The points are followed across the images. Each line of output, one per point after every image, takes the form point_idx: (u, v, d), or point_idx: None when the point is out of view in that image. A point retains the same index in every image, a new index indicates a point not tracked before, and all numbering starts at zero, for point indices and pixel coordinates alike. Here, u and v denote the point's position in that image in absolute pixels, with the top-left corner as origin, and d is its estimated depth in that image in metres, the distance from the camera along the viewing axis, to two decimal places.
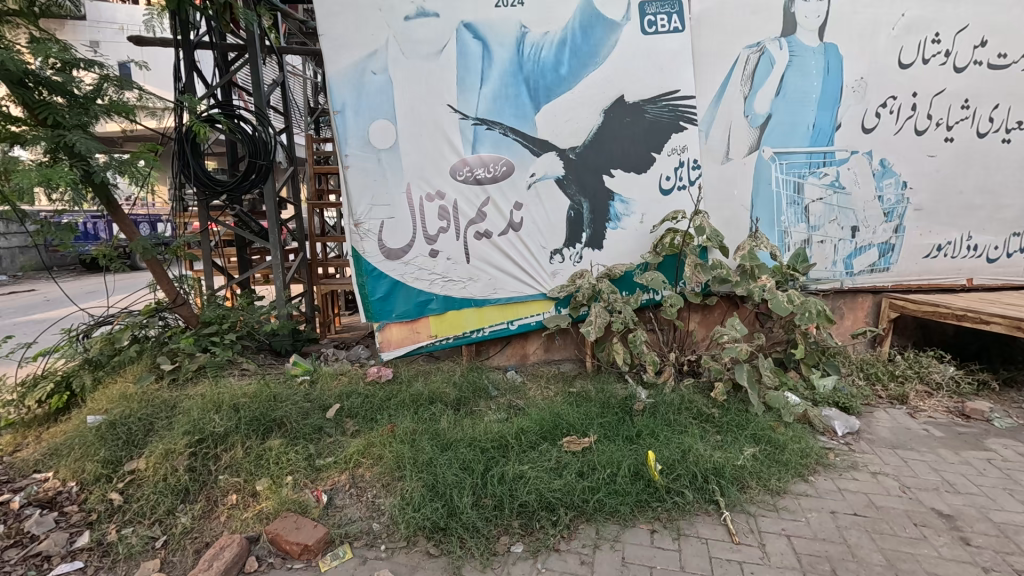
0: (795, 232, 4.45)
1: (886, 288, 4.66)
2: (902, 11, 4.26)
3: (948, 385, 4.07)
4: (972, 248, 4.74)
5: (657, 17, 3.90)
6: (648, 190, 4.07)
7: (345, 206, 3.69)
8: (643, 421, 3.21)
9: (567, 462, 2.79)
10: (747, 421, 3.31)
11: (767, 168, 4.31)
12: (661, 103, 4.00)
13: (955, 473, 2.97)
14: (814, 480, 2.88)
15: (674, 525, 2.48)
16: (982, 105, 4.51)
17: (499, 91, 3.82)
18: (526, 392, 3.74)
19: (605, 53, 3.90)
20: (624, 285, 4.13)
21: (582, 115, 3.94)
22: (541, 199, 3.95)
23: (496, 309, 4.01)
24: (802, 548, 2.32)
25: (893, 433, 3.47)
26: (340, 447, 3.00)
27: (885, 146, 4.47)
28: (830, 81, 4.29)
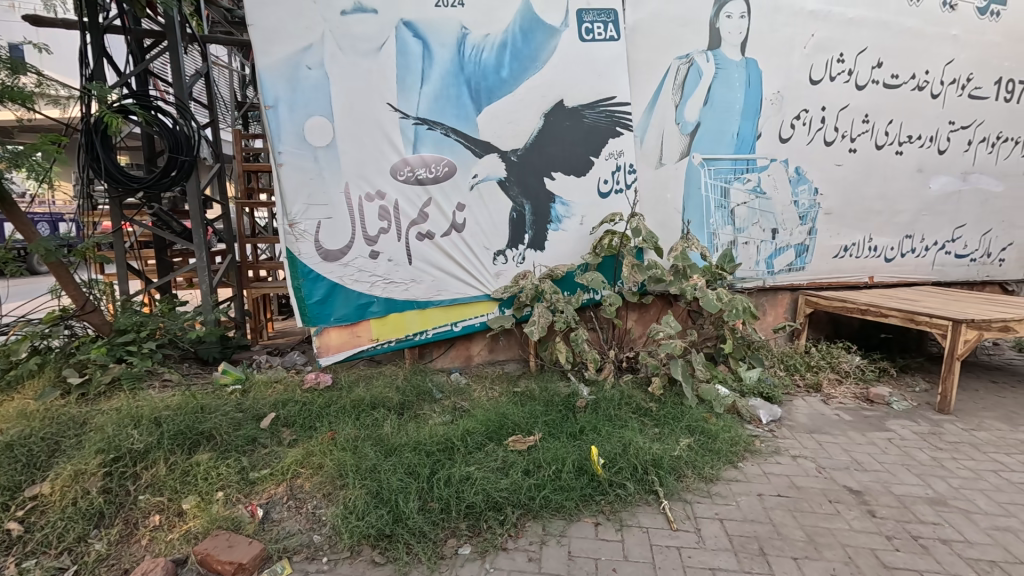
0: (722, 234, 4.73)
1: (801, 285, 5.06)
2: (812, 32, 4.66)
3: (855, 373, 4.48)
4: (873, 249, 5.26)
5: (594, 25, 4.03)
6: (588, 193, 4.18)
7: (279, 206, 3.51)
8: (586, 418, 3.30)
9: (513, 461, 2.82)
10: (682, 413, 3.48)
11: (697, 174, 4.56)
12: (598, 109, 4.13)
13: (862, 453, 3.27)
14: (742, 466, 3.08)
15: (617, 516, 2.56)
16: (880, 120, 5.02)
17: (440, 91, 3.79)
18: (471, 394, 3.73)
19: (545, 58, 3.97)
20: (565, 285, 4.22)
21: (523, 118, 3.99)
22: (483, 200, 3.96)
23: (440, 311, 3.97)
24: (733, 530, 2.48)
25: (810, 419, 3.77)
26: (276, 457, 2.85)
27: (799, 155, 4.86)
28: (751, 93, 4.61)
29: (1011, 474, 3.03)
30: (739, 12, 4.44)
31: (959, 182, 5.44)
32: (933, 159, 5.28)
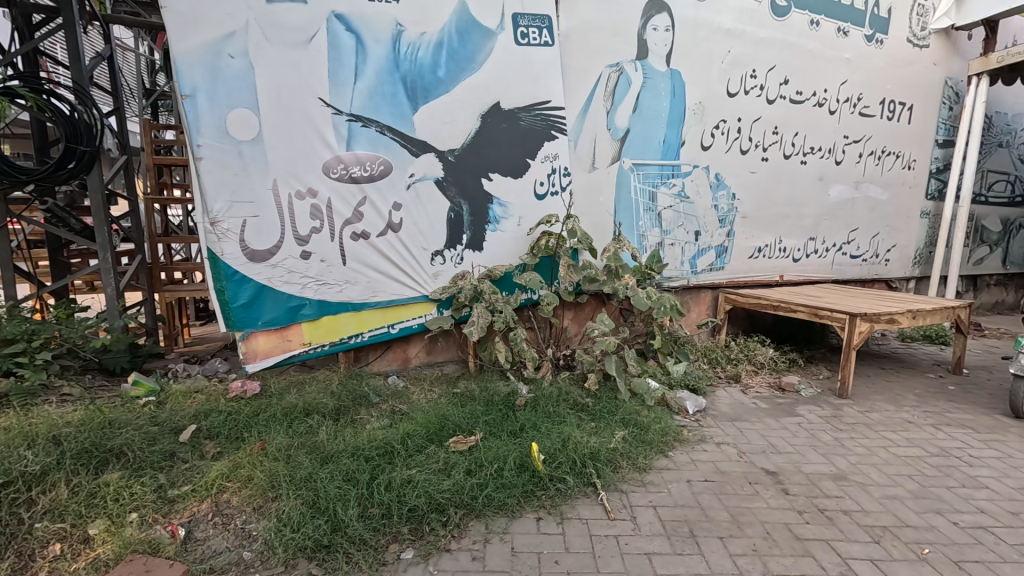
0: (651, 235, 4.98)
1: (721, 284, 5.42)
2: (729, 48, 5.02)
3: (769, 364, 4.87)
4: (782, 251, 5.74)
5: (529, 30, 4.11)
6: (524, 194, 4.25)
7: (198, 202, 3.25)
8: (525, 415, 3.35)
9: (454, 462, 2.81)
10: (616, 406, 3.63)
11: (627, 178, 4.77)
12: (534, 112, 4.21)
13: (777, 437, 3.57)
14: (672, 454, 3.26)
15: (558, 510, 2.62)
16: (787, 132, 5.49)
17: (374, 87, 3.69)
18: (409, 397, 3.68)
19: (481, 60, 3.99)
20: (504, 286, 4.26)
21: (460, 119, 3.99)
22: (421, 200, 3.91)
23: (376, 313, 3.88)
24: (666, 516, 2.61)
25: (731, 408, 4.06)
26: (198, 472, 2.66)
27: (719, 162, 5.21)
28: (676, 102, 4.88)
29: (897, 448, 3.43)
30: (664, 26, 4.70)
31: (853, 190, 6.07)
32: (831, 168, 5.85)
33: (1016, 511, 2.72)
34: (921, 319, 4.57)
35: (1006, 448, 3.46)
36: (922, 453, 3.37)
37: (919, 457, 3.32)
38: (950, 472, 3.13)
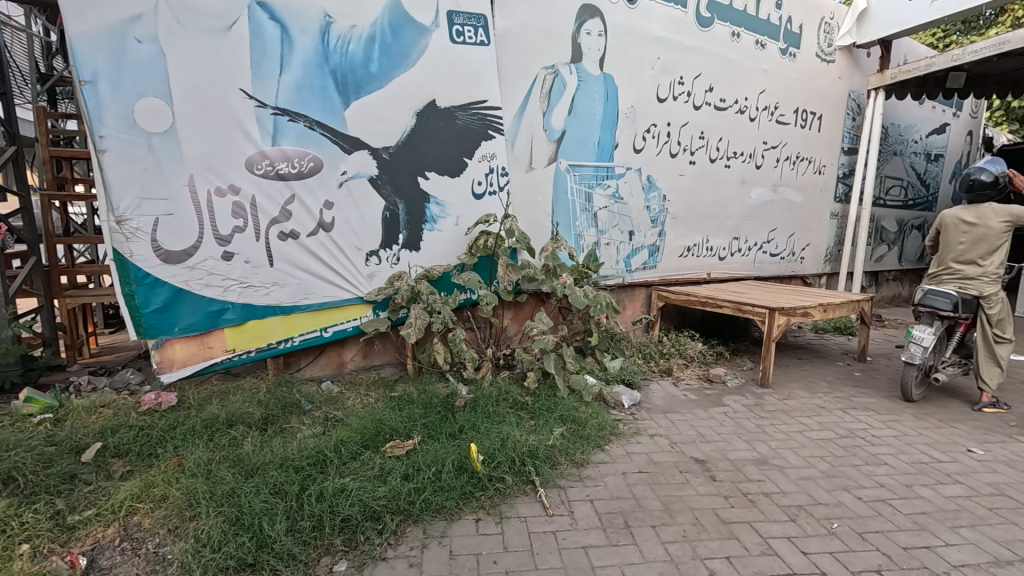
0: (587, 235, 5.10)
1: (654, 282, 5.64)
2: (658, 55, 5.23)
3: (698, 357, 5.13)
4: (710, 250, 6.06)
5: (465, 28, 4.09)
6: (462, 193, 4.22)
7: (101, 199, 2.96)
8: (465, 416, 3.32)
9: (391, 468, 2.73)
10: (555, 403, 3.68)
11: (564, 178, 4.85)
12: (470, 111, 4.19)
13: (705, 426, 3.76)
14: (609, 448, 3.35)
15: (497, 509, 2.62)
16: (712, 137, 5.80)
17: (302, 80, 3.53)
18: (344, 402, 3.55)
19: (415, 57, 3.92)
20: (442, 286, 4.21)
21: (395, 116, 3.89)
22: (353, 198, 3.78)
23: (308, 316, 3.71)
24: (602, 509, 2.68)
25: (664, 401, 4.24)
26: (104, 494, 2.43)
27: (650, 165, 5.41)
28: (609, 106, 5.02)
29: (811, 432, 3.70)
30: (597, 30, 4.83)
31: (771, 192, 6.50)
32: (752, 172, 6.24)
33: (910, 484, 3.01)
34: (831, 312, 4.97)
35: (901, 427, 3.83)
36: (832, 435, 3.66)
37: (830, 439, 3.60)
38: (855, 452, 3.42)
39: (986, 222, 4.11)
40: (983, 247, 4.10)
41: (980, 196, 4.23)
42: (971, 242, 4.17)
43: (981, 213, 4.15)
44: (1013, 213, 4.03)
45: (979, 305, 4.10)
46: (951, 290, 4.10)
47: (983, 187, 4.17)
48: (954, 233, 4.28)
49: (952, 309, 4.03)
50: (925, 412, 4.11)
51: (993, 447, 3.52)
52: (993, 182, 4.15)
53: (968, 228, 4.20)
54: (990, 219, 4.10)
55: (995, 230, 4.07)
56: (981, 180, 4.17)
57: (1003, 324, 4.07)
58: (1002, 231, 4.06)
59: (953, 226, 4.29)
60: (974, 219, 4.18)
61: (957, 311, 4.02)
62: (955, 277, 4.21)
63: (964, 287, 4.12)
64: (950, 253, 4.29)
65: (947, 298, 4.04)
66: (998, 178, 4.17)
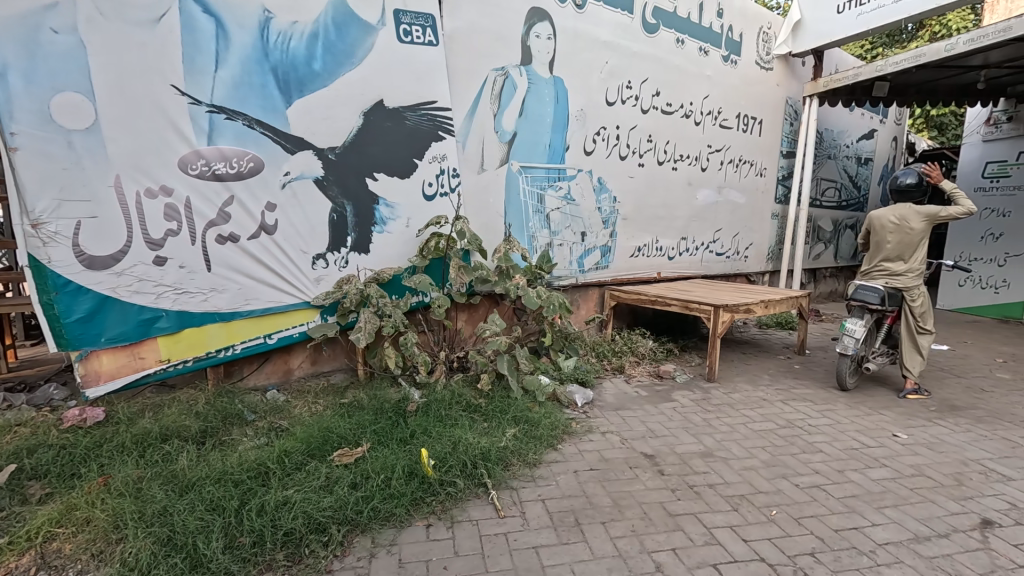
0: (541, 236, 5.14)
1: (607, 282, 5.75)
2: (606, 60, 5.34)
3: (650, 355, 5.27)
4: (659, 250, 6.24)
5: (412, 28, 4.04)
6: (412, 195, 4.16)
7: (14, 201, 2.74)
8: (416, 421, 3.28)
9: (337, 477, 2.66)
10: (508, 404, 3.69)
11: (516, 180, 4.87)
12: (419, 112, 4.15)
13: (655, 422, 3.86)
14: (561, 447, 3.39)
15: (448, 514, 2.59)
16: (660, 139, 5.97)
17: (239, 77, 3.38)
18: (290, 411, 3.43)
19: (361, 55, 3.84)
20: (392, 290, 4.14)
21: (340, 115, 3.80)
22: (298, 200, 3.66)
23: (250, 322, 3.56)
24: (553, 508, 2.70)
25: (616, 398, 4.32)
26: (19, 521, 2.26)
27: (601, 167, 5.51)
28: (560, 108, 5.09)
29: (754, 423, 3.87)
30: (546, 34, 4.88)
31: (716, 194, 6.76)
32: (698, 174, 6.47)
33: (842, 469, 3.19)
34: (772, 308, 5.21)
35: (835, 415, 4.05)
36: (772, 426, 3.84)
37: (771, 429, 3.77)
38: (793, 440, 3.59)
39: (908, 222, 4.39)
40: (907, 245, 4.39)
41: (907, 199, 4.53)
42: (896, 240, 4.45)
43: (904, 214, 4.43)
44: (932, 213, 4.33)
45: (903, 298, 4.40)
46: (878, 285, 4.37)
47: (908, 190, 4.48)
48: (880, 232, 4.54)
49: (880, 302, 4.29)
50: (856, 401, 4.37)
51: (915, 431, 3.79)
52: (917, 184, 4.45)
53: (892, 227, 4.47)
54: (911, 219, 4.39)
55: (916, 229, 4.36)
56: (906, 183, 4.48)
57: (924, 316, 4.39)
58: (922, 229, 4.36)
59: (880, 226, 4.55)
60: (898, 218, 4.46)
61: (884, 305, 4.29)
62: (882, 273, 4.49)
63: (889, 282, 4.41)
64: (878, 251, 4.56)
65: (874, 292, 4.31)
66: (922, 179, 4.46)
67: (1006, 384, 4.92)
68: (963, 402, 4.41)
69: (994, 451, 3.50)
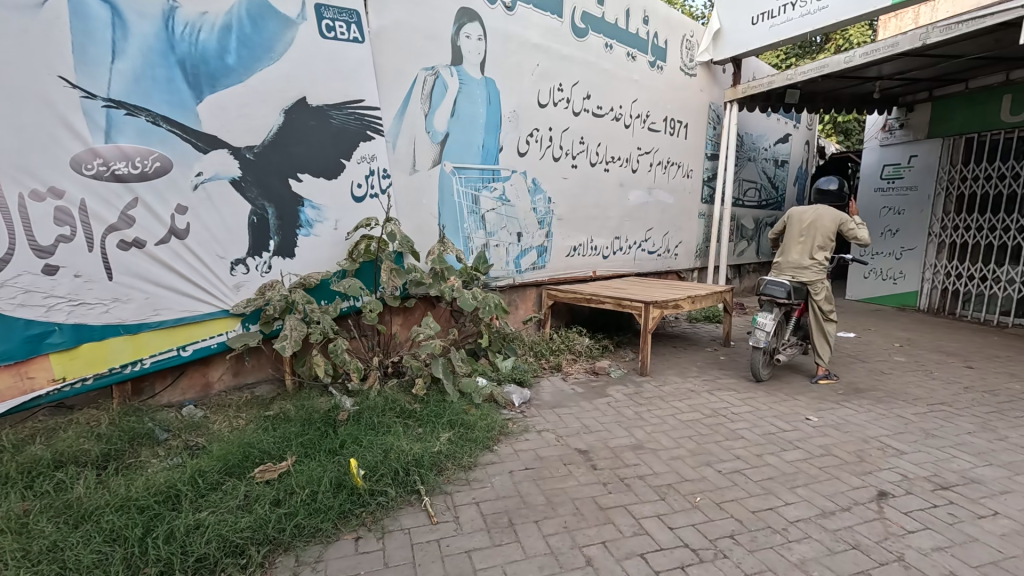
0: (476, 237, 5.13)
1: (544, 281, 5.81)
2: (537, 62, 5.40)
3: (586, 352, 5.39)
4: (594, 249, 6.40)
5: (335, 23, 3.91)
6: (339, 196, 4.03)
7: None
8: (347, 430, 3.17)
9: (257, 495, 2.53)
10: (444, 408, 3.64)
11: (449, 181, 4.83)
12: (345, 110, 4.02)
13: (590, 417, 3.94)
14: (497, 448, 3.38)
15: (379, 525, 2.52)
16: (592, 141, 6.11)
17: (141, 70, 3.14)
18: (208, 428, 3.23)
19: (280, 50, 3.67)
20: (320, 295, 3.97)
21: (258, 113, 3.60)
22: (212, 202, 3.44)
23: (161, 334, 3.31)
24: (487, 510, 2.69)
25: (552, 396, 4.38)
26: None
27: (535, 168, 5.57)
28: (492, 110, 5.10)
29: (682, 414, 4.04)
30: (476, 34, 4.88)
31: (647, 195, 7.02)
32: (629, 176, 6.69)
33: (759, 453, 3.39)
34: (698, 303, 5.47)
35: (755, 403, 4.31)
36: (699, 416, 4.02)
37: (697, 419, 3.95)
38: (717, 429, 3.78)
39: (820, 220, 4.76)
40: (817, 241, 4.75)
41: (826, 203, 4.92)
42: (807, 236, 4.81)
43: (820, 213, 4.80)
44: (842, 218, 4.72)
45: (808, 291, 4.74)
46: (785, 280, 4.69)
47: (829, 194, 4.85)
48: (796, 227, 4.89)
49: (787, 296, 4.61)
50: (774, 388, 4.67)
51: (825, 414, 4.09)
52: (837, 190, 4.86)
53: (807, 224, 4.83)
54: (825, 218, 4.76)
55: (828, 227, 4.72)
56: (828, 188, 4.85)
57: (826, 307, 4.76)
58: (832, 229, 4.73)
59: (796, 221, 4.91)
60: (814, 217, 4.82)
61: (790, 298, 4.62)
62: (790, 268, 4.83)
63: (797, 277, 4.76)
64: (791, 246, 4.89)
65: (781, 287, 4.62)
66: (841, 186, 4.88)
67: (902, 366, 5.43)
68: (865, 384, 4.82)
69: (891, 428, 3.84)
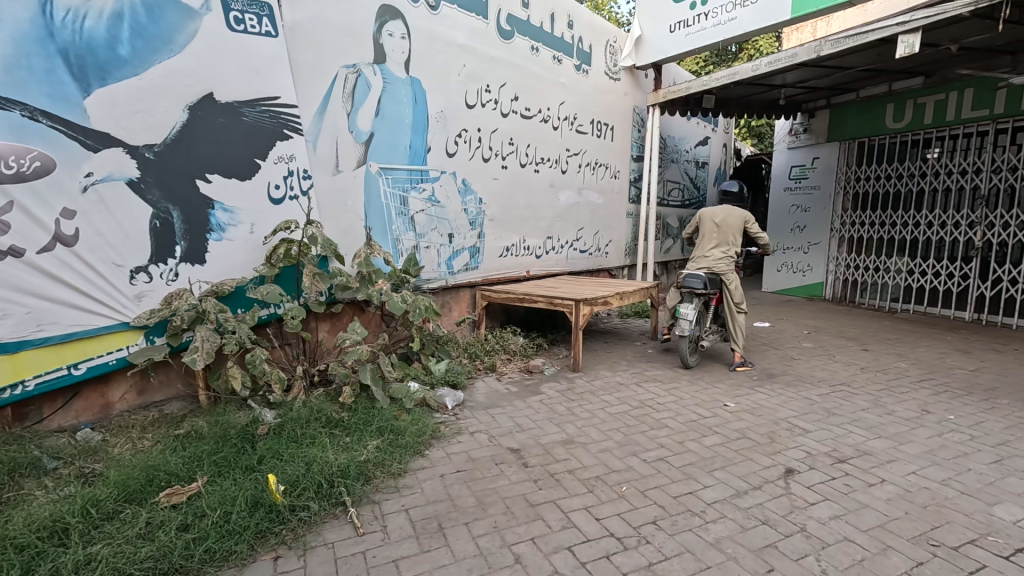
0: (406, 239, 5.03)
1: (477, 282, 5.80)
2: (463, 63, 5.39)
3: (520, 351, 5.43)
4: (527, 249, 6.46)
5: (245, 15, 3.71)
6: (254, 199, 3.82)
7: None
8: (266, 445, 3.00)
9: (162, 522, 2.35)
10: (373, 416, 3.54)
11: (375, 182, 4.71)
12: (259, 108, 3.81)
13: (523, 416, 3.97)
14: (429, 453, 3.33)
15: (300, 541, 2.41)
16: (521, 142, 6.18)
17: (13, 59, 2.81)
18: (107, 452, 2.97)
19: (181, 42, 3.42)
20: (235, 303, 3.74)
21: (159, 109, 3.34)
22: (106, 205, 3.15)
23: (48, 352, 2.99)
24: (416, 516, 2.64)
25: (486, 397, 4.38)
26: None
27: (464, 169, 5.55)
28: (418, 110, 5.02)
29: (612, 407, 4.16)
30: (400, 33, 4.79)
31: (577, 195, 7.19)
32: (559, 177, 6.83)
33: (682, 440, 3.56)
34: (627, 299, 5.65)
35: (679, 392, 4.51)
36: (627, 408, 4.16)
37: (626, 411, 4.08)
38: (644, 419, 3.93)
39: (730, 218, 5.14)
40: (729, 238, 5.12)
41: (730, 203, 5.35)
42: (720, 233, 5.15)
43: (728, 212, 5.19)
44: (747, 216, 5.20)
45: (722, 281, 5.05)
46: (701, 271, 5.00)
47: (732, 195, 5.32)
48: (710, 224, 5.23)
49: (703, 286, 4.90)
50: (697, 377, 4.92)
51: (741, 399, 4.36)
52: (738, 193, 5.36)
53: (719, 221, 5.19)
54: (733, 216, 5.18)
55: (737, 224, 5.14)
56: (731, 190, 5.28)
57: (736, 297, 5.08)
58: (739, 226, 5.16)
59: (709, 219, 5.24)
60: (723, 216, 5.19)
61: (707, 288, 4.91)
62: (704, 263, 5.10)
63: (711, 268, 5.04)
64: (707, 243, 5.19)
65: (698, 278, 4.90)
66: (741, 190, 5.41)
67: (808, 351, 5.89)
68: (777, 370, 5.19)
69: (798, 409, 4.15)
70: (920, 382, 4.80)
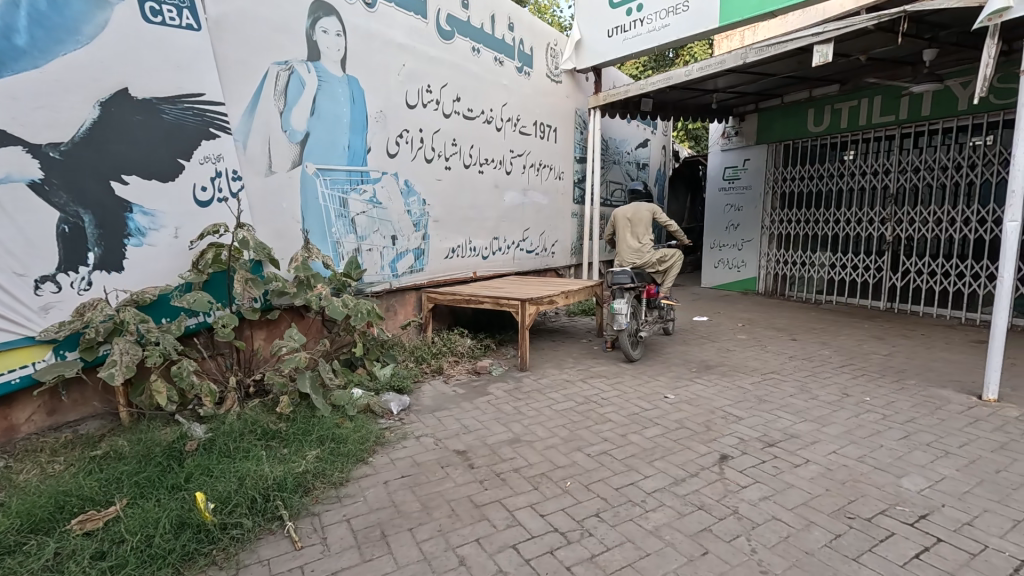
0: (346, 242, 4.90)
1: (423, 284, 5.73)
2: (403, 62, 5.31)
3: (468, 352, 5.41)
4: (473, 250, 6.45)
5: (163, 7, 3.49)
6: (178, 201, 3.62)
7: None
8: (194, 461, 2.83)
9: (73, 552, 2.18)
10: (313, 425, 3.42)
11: (312, 183, 4.55)
12: (180, 105, 3.60)
13: (470, 417, 3.96)
14: (373, 460, 3.25)
15: (232, 561, 2.29)
16: (465, 143, 6.16)
17: None
18: (11, 480, 2.72)
19: (90, 33, 3.16)
20: (159, 312, 3.52)
21: (65, 104, 3.07)
22: (4, 209, 2.87)
23: None
24: (358, 526, 2.57)
25: (433, 399, 4.33)
26: None
27: (407, 170, 5.47)
28: (356, 109, 4.90)
29: (557, 404, 4.22)
30: (335, 30, 4.66)
31: (522, 196, 7.24)
32: (503, 177, 6.86)
33: (624, 433, 3.66)
34: (572, 297, 5.75)
35: (622, 387, 4.64)
36: (573, 404, 4.23)
37: (571, 408, 4.15)
38: (588, 415, 4.01)
39: (640, 212, 5.56)
40: (641, 230, 5.55)
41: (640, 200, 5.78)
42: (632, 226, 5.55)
43: (637, 208, 5.62)
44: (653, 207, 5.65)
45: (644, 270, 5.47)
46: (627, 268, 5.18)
47: (640, 192, 5.73)
48: (623, 222, 5.61)
49: (631, 281, 5.08)
50: (640, 370, 5.07)
51: (680, 391, 4.53)
52: (645, 190, 5.75)
53: (630, 216, 5.60)
54: (641, 210, 5.59)
55: (646, 216, 5.55)
56: (638, 189, 5.70)
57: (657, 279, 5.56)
58: (648, 217, 5.55)
59: (623, 217, 5.61)
60: (632, 211, 5.62)
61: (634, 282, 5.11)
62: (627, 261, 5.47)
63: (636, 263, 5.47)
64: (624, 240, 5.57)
65: (626, 274, 5.08)
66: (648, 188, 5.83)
67: (743, 342, 6.21)
68: (714, 361, 5.43)
69: (733, 397, 4.37)
70: (841, 368, 5.17)
